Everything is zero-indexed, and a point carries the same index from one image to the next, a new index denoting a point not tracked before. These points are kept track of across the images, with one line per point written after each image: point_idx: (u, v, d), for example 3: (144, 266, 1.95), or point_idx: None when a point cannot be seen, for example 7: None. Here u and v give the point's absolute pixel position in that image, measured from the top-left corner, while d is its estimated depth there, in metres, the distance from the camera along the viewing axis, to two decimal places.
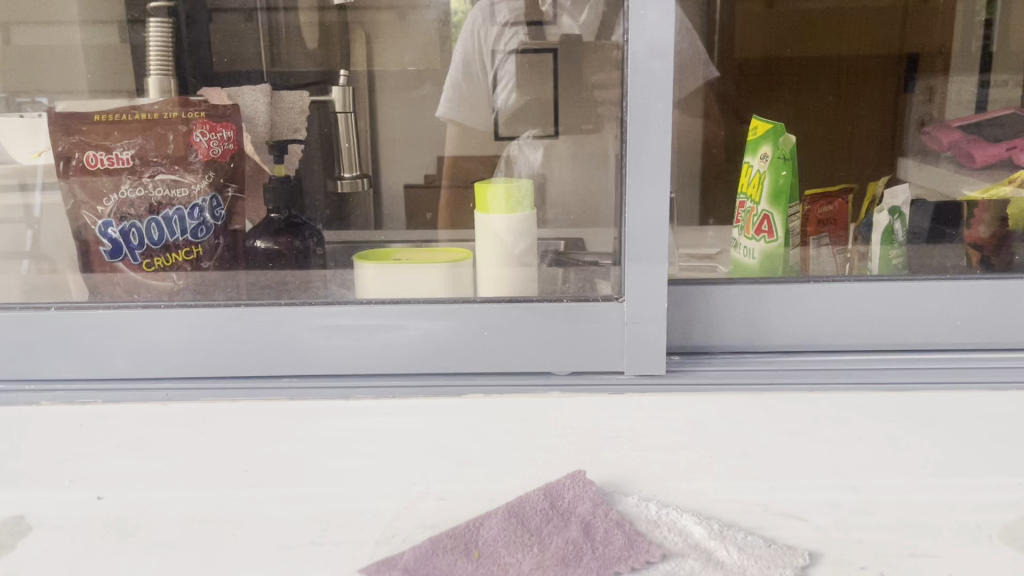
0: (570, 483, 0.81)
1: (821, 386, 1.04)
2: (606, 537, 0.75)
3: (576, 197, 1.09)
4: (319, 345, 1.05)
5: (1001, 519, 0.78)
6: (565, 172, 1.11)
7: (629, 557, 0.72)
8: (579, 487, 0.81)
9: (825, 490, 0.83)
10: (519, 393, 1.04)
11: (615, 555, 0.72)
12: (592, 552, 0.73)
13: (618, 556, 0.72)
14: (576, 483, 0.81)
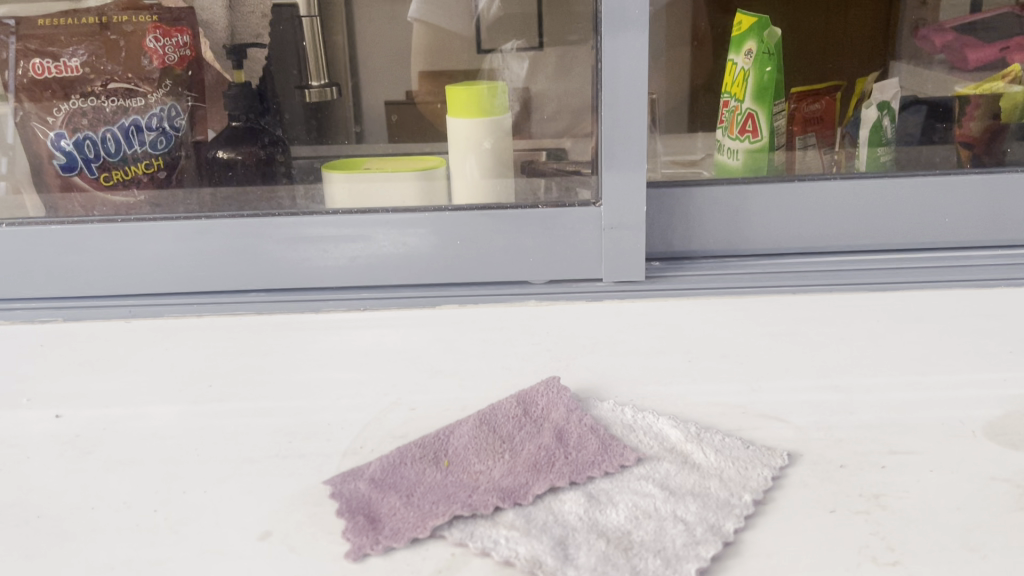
0: (546, 390, 0.79)
1: (804, 288, 1.02)
2: (579, 442, 0.73)
3: (565, 110, 1.00)
4: (286, 259, 1.01)
5: (985, 414, 0.76)
6: (553, 85, 0.99)
7: (603, 462, 0.70)
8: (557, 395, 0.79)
9: (806, 391, 0.81)
10: (495, 304, 1.01)
11: (589, 459, 0.71)
12: (566, 457, 0.71)
13: (593, 461, 0.70)
14: (552, 390, 0.79)
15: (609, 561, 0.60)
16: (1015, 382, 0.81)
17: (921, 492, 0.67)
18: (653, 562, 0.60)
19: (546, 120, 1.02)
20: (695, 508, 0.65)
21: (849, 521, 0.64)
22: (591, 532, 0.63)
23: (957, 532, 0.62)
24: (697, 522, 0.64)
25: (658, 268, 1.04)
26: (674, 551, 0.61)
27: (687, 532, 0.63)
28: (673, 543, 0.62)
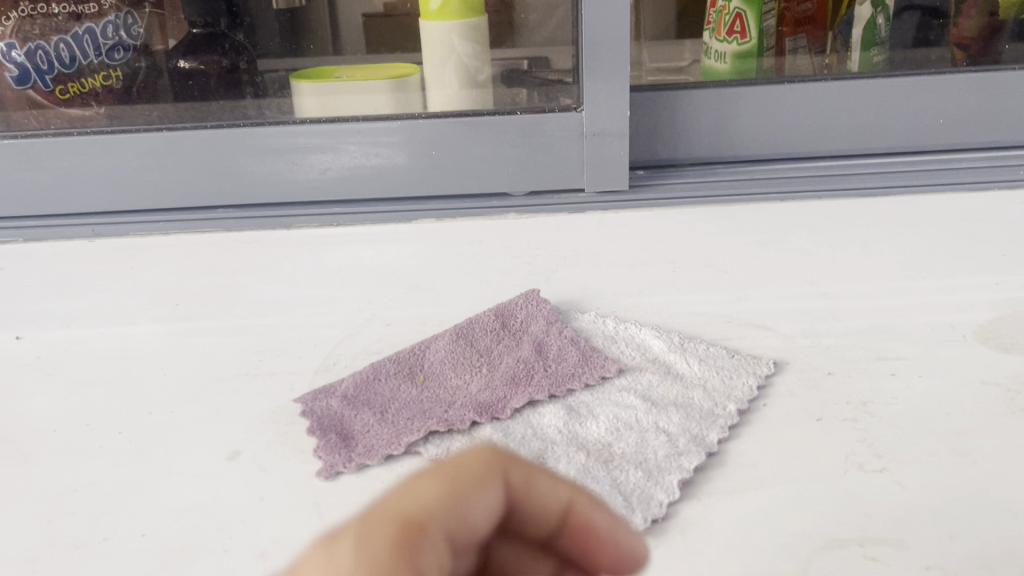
0: (526, 302, 0.77)
1: (794, 195, 0.98)
2: (559, 354, 0.71)
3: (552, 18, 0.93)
4: (254, 173, 0.97)
5: (977, 318, 0.74)
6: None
7: (583, 374, 0.68)
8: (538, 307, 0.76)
9: (794, 298, 0.79)
10: (473, 217, 0.98)
11: (569, 372, 0.68)
12: (546, 368, 0.69)
13: (574, 373, 0.68)
14: (532, 302, 0.77)
15: (589, 474, 0.58)
16: (1008, 285, 0.78)
17: (910, 397, 0.65)
18: (634, 474, 0.58)
19: (533, 29, 0.94)
20: (678, 419, 0.63)
21: (837, 429, 0.62)
22: (570, 444, 0.61)
23: (946, 437, 0.61)
24: (679, 433, 0.62)
25: (642, 176, 1.00)
26: (656, 463, 0.59)
27: (669, 443, 0.61)
28: (654, 454, 0.60)
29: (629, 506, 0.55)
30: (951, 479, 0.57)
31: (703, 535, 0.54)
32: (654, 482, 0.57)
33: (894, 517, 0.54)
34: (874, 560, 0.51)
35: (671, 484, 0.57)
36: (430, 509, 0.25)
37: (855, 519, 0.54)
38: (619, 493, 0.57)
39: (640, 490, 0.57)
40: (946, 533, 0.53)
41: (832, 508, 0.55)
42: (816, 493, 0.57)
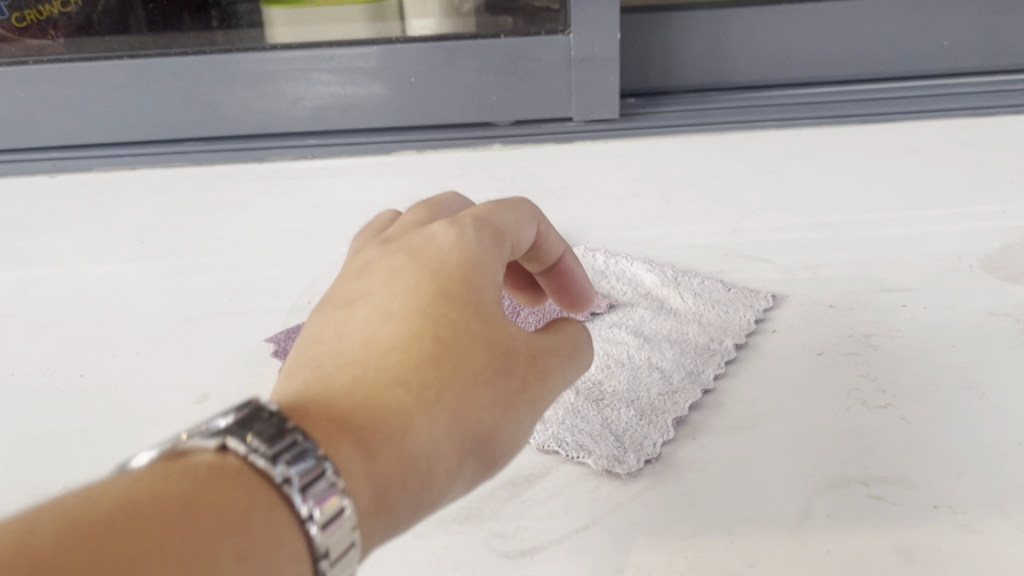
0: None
1: (792, 123, 0.94)
2: None
3: None
4: (223, 104, 0.91)
5: (983, 247, 0.71)
6: None
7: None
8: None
9: (792, 230, 0.75)
10: (455, 149, 0.93)
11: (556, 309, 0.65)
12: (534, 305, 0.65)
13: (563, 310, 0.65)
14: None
15: (579, 413, 0.55)
16: (1015, 214, 0.75)
17: (915, 330, 0.62)
18: (627, 414, 0.55)
19: None
20: (672, 356, 0.60)
21: (838, 363, 0.59)
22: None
23: (953, 370, 0.58)
24: (674, 370, 0.59)
25: (633, 104, 0.95)
26: (649, 401, 0.56)
27: (663, 380, 0.58)
28: (647, 393, 0.57)
29: (622, 447, 0.52)
30: (959, 414, 0.54)
31: (698, 476, 0.51)
32: (648, 421, 0.54)
33: (900, 454, 0.51)
34: (879, 501, 0.48)
35: (666, 423, 0.54)
36: (507, 227, 0.43)
37: (858, 457, 0.51)
38: (611, 433, 0.54)
39: (633, 430, 0.54)
40: (954, 471, 0.50)
41: (833, 445, 0.52)
42: (816, 429, 0.54)
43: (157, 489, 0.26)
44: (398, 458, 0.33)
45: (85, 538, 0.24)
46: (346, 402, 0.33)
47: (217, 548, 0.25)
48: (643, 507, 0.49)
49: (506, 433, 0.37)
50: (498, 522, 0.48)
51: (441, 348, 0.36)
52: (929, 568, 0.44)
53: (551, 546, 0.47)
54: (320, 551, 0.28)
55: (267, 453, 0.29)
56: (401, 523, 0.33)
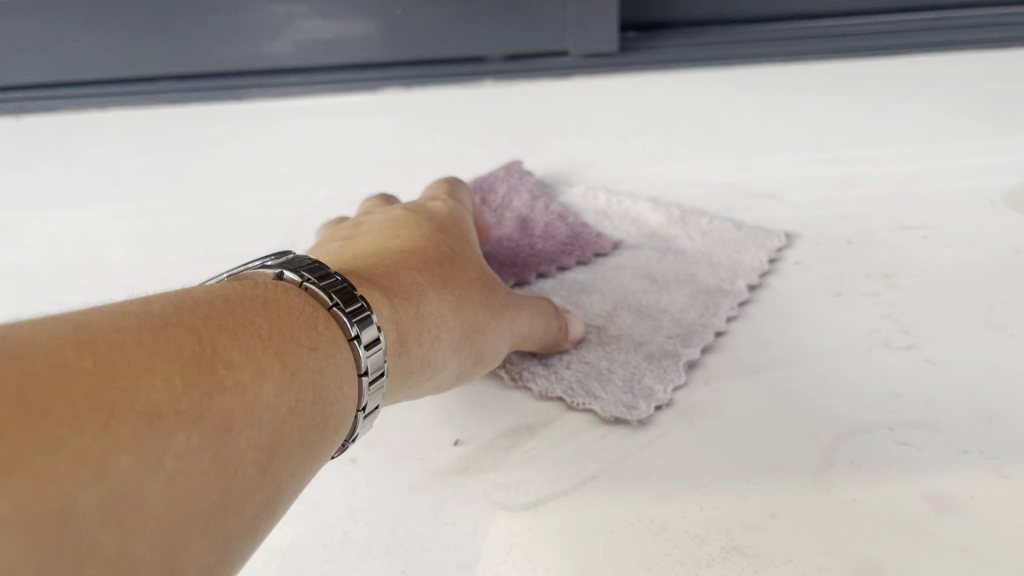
0: (509, 175, 0.70)
1: (799, 56, 0.89)
2: (546, 231, 0.64)
3: None
4: (198, 39, 0.86)
5: (1006, 182, 0.67)
6: None
7: (574, 251, 0.61)
8: (524, 181, 0.69)
9: (803, 165, 0.72)
10: (446, 86, 0.89)
11: (556, 251, 0.61)
12: (533, 248, 0.62)
13: (562, 252, 0.61)
14: (517, 177, 0.69)
15: (584, 359, 0.52)
16: None
17: (938, 268, 0.59)
18: (635, 359, 0.52)
19: None
20: (682, 297, 0.57)
21: (857, 303, 0.56)
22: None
23: (978, 309, 0.55)
24: (683, 312, 0.55)
25: (633, 37, 0.90)
26: (659, 345, 0.53)
27: (673, 323, 0.55)
28: (656, 336, 0.54)
29: (631, 393, 0.49)
30: (988, 356, 0.51)
31: (712, 423, 0.47)
32: (658, 366, 0.51)
33: (927, 398, 0.48)
34: (906, 446, 0.45)
35: (676, 367, 0.51)
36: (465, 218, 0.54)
37: (882, 401, 0.48)
38: (618, 379, 0.50)
39: (643, 374, 0.50)
40: (985, 415, 0.47)
41: (855, 387, 0.49)
42: (838, 372, 0.50)
43: (236, 291, 0.30)
44: (417, 314, 0.40)
45: (191, 311, 0.27)
46: (371, 272, 0.41)
47: (291, 338, 0.30)
48: (655, 457, 0.45)
49: (489, 330, 0.45)
50: (500, 472, 0.45)
51: (440, 260, 0.45)
52: (962, 516, 0.41)
53: (557, 498, 0.43)
54: (363, 368, 0.33)
55: (321, 281, 0.33)
56: (415, 370, 0.39)
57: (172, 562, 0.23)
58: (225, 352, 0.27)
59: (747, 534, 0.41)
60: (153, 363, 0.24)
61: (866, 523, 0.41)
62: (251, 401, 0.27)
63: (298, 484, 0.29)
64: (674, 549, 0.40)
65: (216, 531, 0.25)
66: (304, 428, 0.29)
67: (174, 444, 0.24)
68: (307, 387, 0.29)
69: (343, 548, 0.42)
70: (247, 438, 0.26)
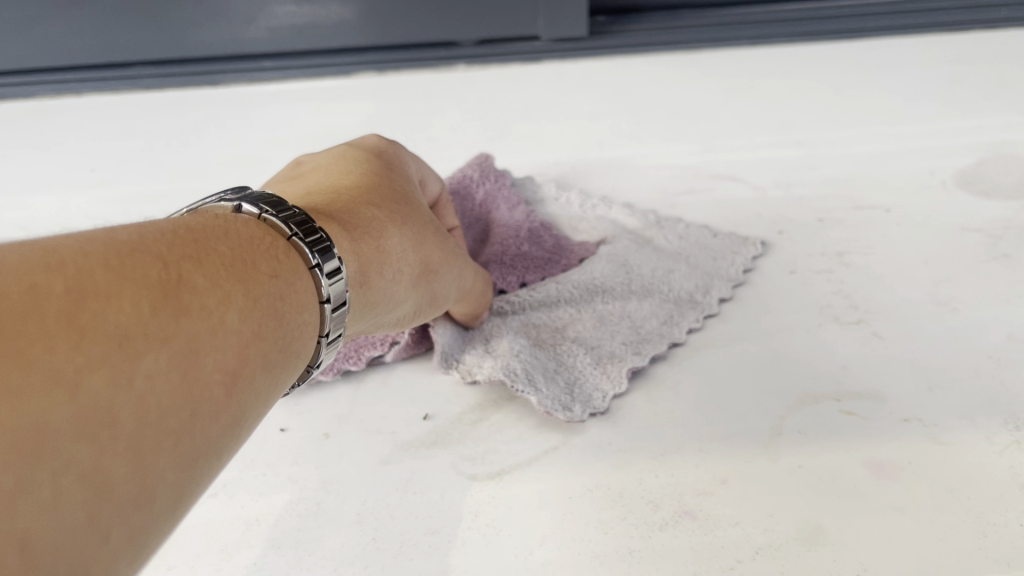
0: (486, 180, 0.67)
1: (764, 39, 0.91)
2: (534, 237, 0.63)
3: None
4: (172, 24, 0.87)
5: (958, 163, 0.70)
6: None
7: (562, 258, 0.62)
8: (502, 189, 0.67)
9: (765, 147, 0.74)
10: (419, 70, 0.90)
11: (544, 257, 0.61)
12: (523, 254, 0.61)
13: (551, 259, 0.61)
14: (495, 182, 0.67)
15: (535, 352, 0.52)
16: (988, 129, 0.74)
17: (889, 246, 0.61)
18: (581, 360, 0.52)
19: None
20: (650, 303, 0.56)
21: (811, 281, 0.58)
22: (518, 325, 0.55)
23: (925, 286, 0.57)
24: (646, 319, 0.55)
25: (603, 21, 0.91)
26: (610, 350, 0.53)
27: (632, 329, 0.54)
28: (609, 342, 0.53)
29: (570, 396, 0.49)
30: (929, 329, 0.54)
31: (668, 396, 0.50)
32: (602, 371, 0.51)
33: (872, 370, 0.51)
34: (850, 415, 0.48)
35: (619, 373, 0.51)
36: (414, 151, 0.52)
37: (830, 373, 0.51)
38: (562, 379, 0.50)
39: (585, 379, 0.51)
40: (925, 385, 0.49)
41: (806, 361, 0.52)
42: (790, 347, 0.53)
43: (194, 225, 0.30)
44: (377, 246, 0.40)
45: (152, 238, 0.27)
46: (329, 210, 0.40)
47: (248, 267, 0.29)
48: (614, 428, 0.48)
49: (444, 270, 0.46)
50: (467, 445, 0.47)
51: (394, 194, 0.44)
52: (900, 480, 0.43)
53: (520, 468, 0.46)
54: (324, 295, 0.33)
55: (278, 214, 0.34)
56: (378, 300, 0.39)
57: (146, 479, 0.23)
58: (188, 278, 0.26)
59: (699, 499, 0.43)
60: (117, 288, 0.24)
61: (810, 486, 0.43)
62: (216, 327, 0.26)
63: (264, 406, 0.29)
64: (629, 514, 0.42)
65: (187, 450, 0.24)
66: (266, 353, 0.29)
67: (144, 364, 0.23)
68: (268, 313, 0.29)
69: (317, 517, 0.44)
70: (213, 360, 0.26)
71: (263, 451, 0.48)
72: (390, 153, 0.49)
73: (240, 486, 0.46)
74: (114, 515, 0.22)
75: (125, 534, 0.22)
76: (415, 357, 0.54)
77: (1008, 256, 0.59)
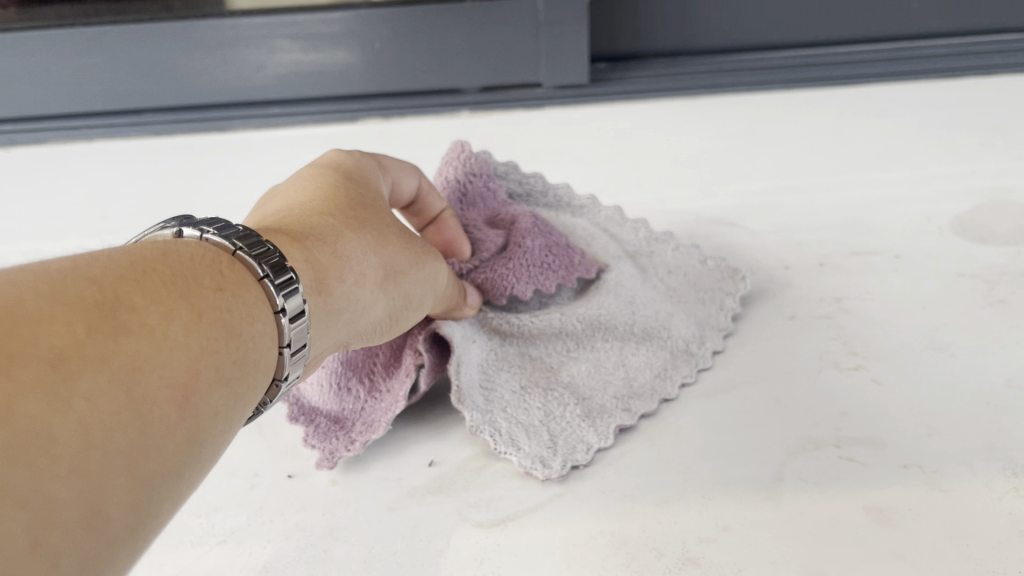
0: (474, 176, 0.62)
1: (762, 86, 0.92)
2: (533, 232, 0.58)
3: None
4: (182, 72, 0.89)
5: (953, 209, 0.71)
6: None
7: (558, 269, 0.58)
8: (495, 193, 0.63)
9: (764, 194, 0.75)
10: (424, 116, 0.92)
11: (542, 262, 0.57)
12: (510, 255, 0.57)
13: (545, 265, 0.57)
14: (483, 179, 0.62)
15: (524, 404, 0.53)
16: (982, 175, 0.75)
17: (886, 292, 0.62)
18: (571, 411, 0.52)
19: None
20: (645, 355, 0.57)
21: (810, 327, 0.59)
22: (512, 365, 0.55)
23: (923, 332, 0.58)
24: (639, 371, 0.56)
25: (603, 69, 0.93)
26: (601, 402, 0.53)
27: (624, 381, 0.55)
28: (599, 394, 0.54)
29: (554, 451, 0.50)
30: (927, 374, 0.54)
31: (671, 443, 0.51)
32: (591, 425, 0.51)
33: (871, 416, 0.52)
34: (850, 461, 0.48)
35: (607, 428, 0.51)
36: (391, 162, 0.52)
37: (830, 419, 0.51)
38: (546, 431, 0.51)
39: (573, 431, 0.51)
40: (924, 431, 0.50)
41: (806, 407, 0.52)
42: (789, 393, 0.54)
43: (136, 243, 0.29)
44: (334, 252, 0.38)
45: (90, 261, 0.27)
46: (290, 227, 0.39)
47: (194, 280, 0.29)
48: (618, 475, 0.49)
49: (414, 271, 0.45)
50: (472, 492, 0.48)
51: (351, 201, 0.43)
52: (901, 527, 0.44)
53: (524, 515, 0.46)
54: (278, 304, 0.32)
55: (218, 231, 0.33)
56: (341, 307, 0.38)
57: (92, 504, 0.23)
58: (127, 297, 0.26)
59: (701, 546, 0.44)
60: (49, 311, 0.24)
61: (811, 533, 0.44)
62: (160, 341, 0.26)
63: (225, 422, 0.29)
64: (633, 561, 0.43)
65: (138, 470, 0.24)
66: (222, 366, 0.28)
67: (82, 387, 0.23)
68: (221, 322, 0.29)
69: (324, 564, 0.44)
70: (161, 376, 0.26)
71: (270, 499, 0.49)
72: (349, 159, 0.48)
73: (249, 534, 0.46)
74: (60, 542, 0.22)
75: (75, 558, 0.23)
76: (420, 403, 0.55)
77: (1005, 301, 0.60)
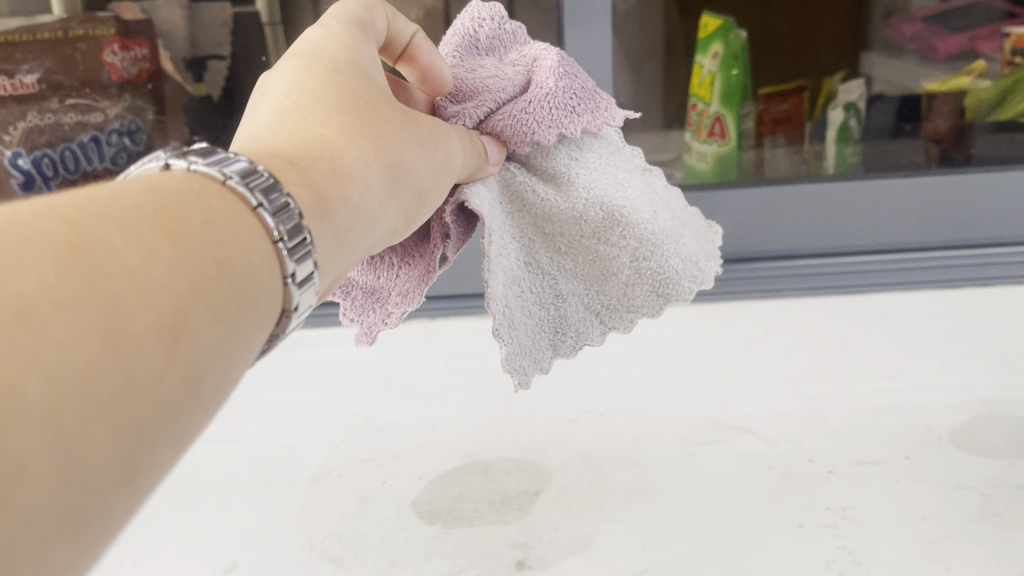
0: (485, 21, 0.64)
1: (775, 294, 1.01)
2: (551, 74, 0.58)
3: None
4: None
5: (952, 421, 0.77)
6: None
7: (578, 113, 0.58)
8: (509, 37, 0.65)
9: (778, 399, 0.82)
10: (467, 317, 1.00)
11: (563, 101, 0.57)
12: (529, 100, 0.57)
13: (568, 108, 0.58)
14: (495, 22, 0.65)
15: (519, 297, 0.55)
16: (979, 386, 0.82)
17: (886, 502, 0.67)
18: (545, 318, 0.57)
19: None
20: (649, 262, 0.56)
21: (819, 535, 0.64)
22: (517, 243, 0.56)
23: (922, 542, 0.63)
24: (631, 274, 0.57)
25: None
26: (578, 310, 0.57)
27: (613, 287, 0.57)
28: (574, 301, 0.58)
29: (529, 361, 0.55)
30: None
31: None
32: (559, 333, 0.57)
33: None
34: None
35: (574, 346, 0.58)
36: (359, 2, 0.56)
37: None
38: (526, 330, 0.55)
39: (541, 336, 0.56)
40: None
41: None
42: None
43: (122, 184, 0.32)
44: (334, 169, 0.42)
45: (68, 204, 0.28)
46: (292, 152, 0.42)
47: (179, 216, 0.31)
48: None
49: (421, 164, 0.49)
50: None
51: (344, 103, 0.47)
52: None
53: None
54: (276, 234, 0.35)
55: (204, 161, 0.35)
56: (347, 222, 0.42)
57: (73, 452, 0.24)
58: (105, 237, 0.28)
59: None
60: (20, 259, 0.25)
61: None
62: (141, 281, 0.27)
63: (217, 356, 0.30)
64: None
65: (127, 418, 0.26)
66: (214, 302, 0.30)
67: (51, 335, 0.24)
68: (213, 263, 0.31)
69: None
70: (143, 320, 0.27)
71: None
72: (337, 51, 0.51)
73: None
74: (32, 498, 0.23)
75: (59, 510, 0.24)
76: None
77: (999, 515, 0.65)
